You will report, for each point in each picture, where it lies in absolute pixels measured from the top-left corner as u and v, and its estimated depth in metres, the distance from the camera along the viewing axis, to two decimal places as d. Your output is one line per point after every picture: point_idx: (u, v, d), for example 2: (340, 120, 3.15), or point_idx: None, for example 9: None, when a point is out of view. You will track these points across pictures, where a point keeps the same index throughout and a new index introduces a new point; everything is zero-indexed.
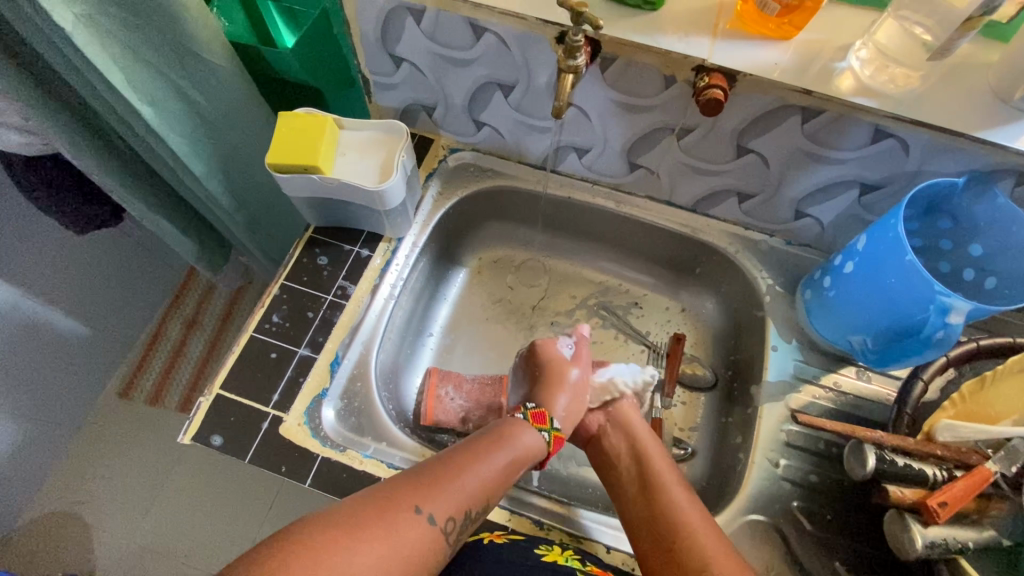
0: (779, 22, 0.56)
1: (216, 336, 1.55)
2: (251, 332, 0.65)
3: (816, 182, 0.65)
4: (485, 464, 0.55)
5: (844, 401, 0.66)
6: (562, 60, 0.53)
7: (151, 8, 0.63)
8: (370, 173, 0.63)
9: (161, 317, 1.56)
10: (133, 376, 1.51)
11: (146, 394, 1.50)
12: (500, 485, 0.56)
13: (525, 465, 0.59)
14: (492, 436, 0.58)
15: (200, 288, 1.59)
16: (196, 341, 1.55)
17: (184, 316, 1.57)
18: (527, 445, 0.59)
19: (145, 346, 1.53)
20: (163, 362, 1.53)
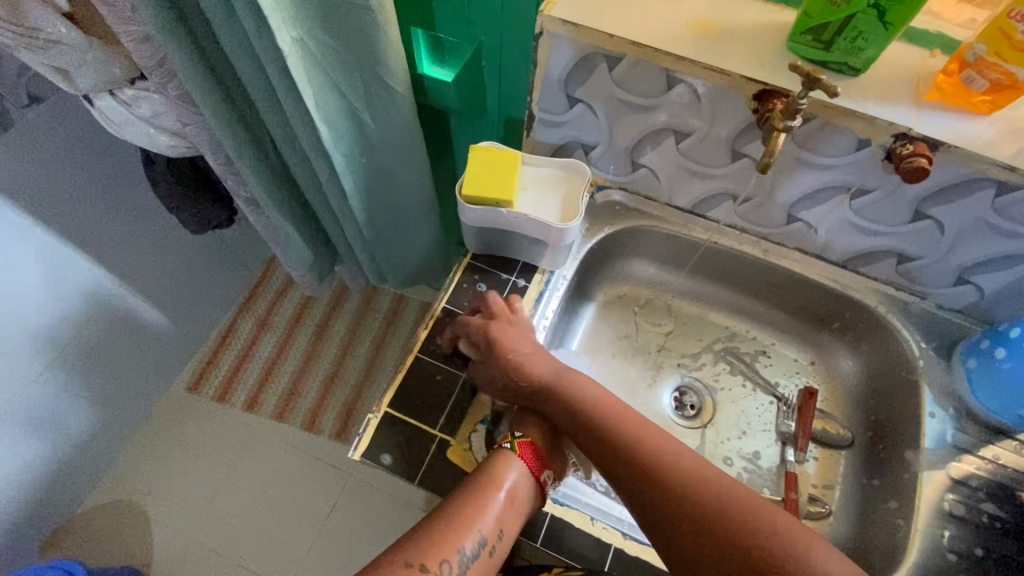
0: (983, 98, 0.57)
1: (286, 339, 1.55)
2: (416, 353, 0.67)
3: (990, 253, 0.65)
4: (480, 512, 0.55)
5: (1005, 474, 0.65)
6: (778, 119, 0.54)
7: (359, 44, 0.66)
8: (552, 210, 0.65)
9: (233, 316, 1.57)
10: (202, 372, 1.51)
11: (214, 390, 1.49)
12: (507, 534, 0.56)
13: (522, 498, 0.57)
14: (482, 485, 0.56)
15: (274, 291, 1.60)
16: (267, 340, 1.54)
17: (256, 315, 1.58)
18: (517, 487, 0.57)
19: (218, 342, 1.54)
20: (233, 359, 1.52)
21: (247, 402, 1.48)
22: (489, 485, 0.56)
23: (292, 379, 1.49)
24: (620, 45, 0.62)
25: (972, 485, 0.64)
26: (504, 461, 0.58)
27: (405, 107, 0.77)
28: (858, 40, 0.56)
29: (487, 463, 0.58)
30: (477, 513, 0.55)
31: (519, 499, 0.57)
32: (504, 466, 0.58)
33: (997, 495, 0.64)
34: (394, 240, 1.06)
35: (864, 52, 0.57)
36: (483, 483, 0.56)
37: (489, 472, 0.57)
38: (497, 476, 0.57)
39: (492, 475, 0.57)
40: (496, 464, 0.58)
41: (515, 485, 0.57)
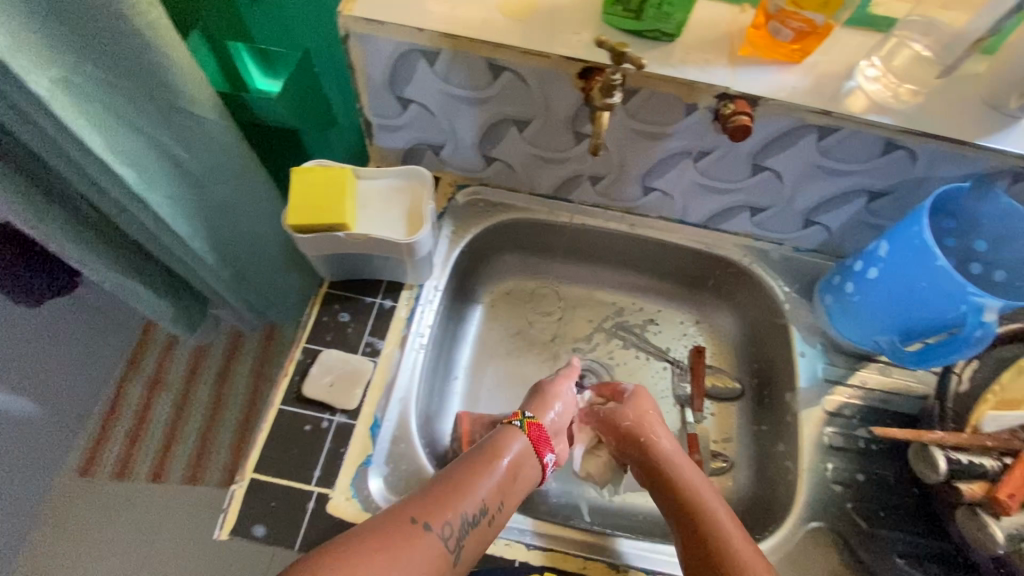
0: (791, 48, 0.58)
1: (183, 397, 1.37)
2: (279, 405, 0.61)
3: (828, 193, 0.68)
4: (479, 477, 0.55)
5: (872, 397, 0.69)
6: (597, 99, 0.53)
7: (144, 73, 0.58)
8: (397, 225, 0.60)
9: (118, 382, 1.38)
10: (92, 453, 1.32)
11: (111, 468, 1.31)
12: (506, 499, 0.56)
13: (524, 471, 0.58)
14: (487, 452, 0.57)
15: (160, 349, 1.42)
16: (163, 402, 1.36)
17: (146, 376, 1.39)
18: (520, 456, 0.58)
19: (104, 416, 1.35)
20: (128, 429, 1.34)
21: (151, 473, 1.30)
22: (491, 453, 0.57)
23: (197, 436, 1.32)
24: (433, 38, 0.58)
25: (846, 415, 0.68)
26: (508, 433, 0.59)
27: (219, 129, 0.70)
28: (663, 6, 0.55)
29: (492, 436, 0.59)
30: (477, 477, 0.55)
31: (521, 468, 0.58)
32: (509, 437, 0.59)
33: (869, 419, 0.68)
34: (262, 271, 0.96)
35: (674, 16, 0.56)
36: (483, 451, 0.57)
37: (491, 443, 0.58)
38: (501, 446, 0.58)
39: (496, 445, 0.58)
40: (501, 435, 0.59)
41: (516, 457, 0.58)
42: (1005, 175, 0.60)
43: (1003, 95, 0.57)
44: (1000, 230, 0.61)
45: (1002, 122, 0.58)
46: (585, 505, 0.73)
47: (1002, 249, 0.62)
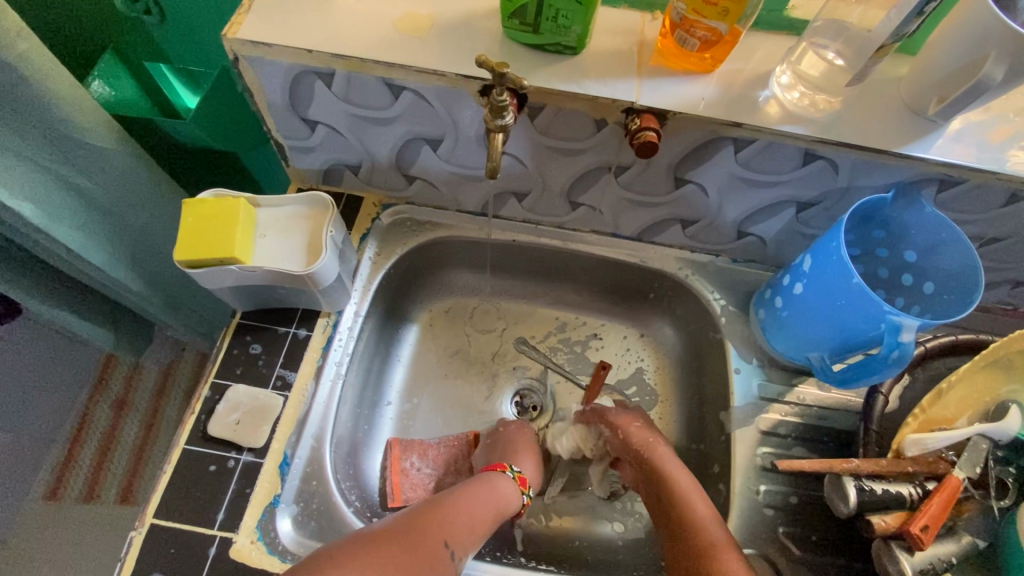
0: (700, 56, 0.55)
1: (153, 417, 1.18)
2: (183, 444, 0.59)
3: (756, 205, 0.65)
4: (482, 503, 0.58)
5: (810, 413, 0.66)
6: (489, 121, 0.51)
7: (21, 98, 0.55)
8: (298, 255, 0.59)
9: (83, 401, 1.18)
10: (60, 473, 1.14)
11: (78, 492, 1.13)
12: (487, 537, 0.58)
13: (508, 508, 0.61)
14: (480, 488, 0.60)
15: (128, 365, 1.20)
16: (133, 422, 1.17)
17: (113, 396, 1.19)
18: (509, 495, 0.61)
19: (71, 437, 1.16)
20: (95, 451, 1.15)
21: (122, 494, 1.13)
22: (485, 488, 0.60)
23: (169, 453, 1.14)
24: (324, 59, 0.55)
25: (781, 434, 0.65)
26: (497, 475, 0.62)
27: (126, 158, 0.69)
28: (559, 18, 0.52)
29: (490, 471, 0.62)
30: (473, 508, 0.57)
31: (508, 505, 0.61)
32: (498, 478, 0.62)
33: (804, 437, 0.65)
34: (197, 298, 0.92)
35: (572, 29, 0.53)
36: (478, 487, 0.60)
37: (493, 477, 0.62)
38: (500, 478, 0.62)
39: (491, 479, 0.62)
40: (498, 471, 0.63)
41: (505, 498, 0.61)
42: (931, 183, 0.57)
43: (921, 101, 0.54)
44: (928, 239, 0.59)
45: (923, 128, 0.55)
46: (519, 533, 0.70)
47: (931, 259, 0.60)
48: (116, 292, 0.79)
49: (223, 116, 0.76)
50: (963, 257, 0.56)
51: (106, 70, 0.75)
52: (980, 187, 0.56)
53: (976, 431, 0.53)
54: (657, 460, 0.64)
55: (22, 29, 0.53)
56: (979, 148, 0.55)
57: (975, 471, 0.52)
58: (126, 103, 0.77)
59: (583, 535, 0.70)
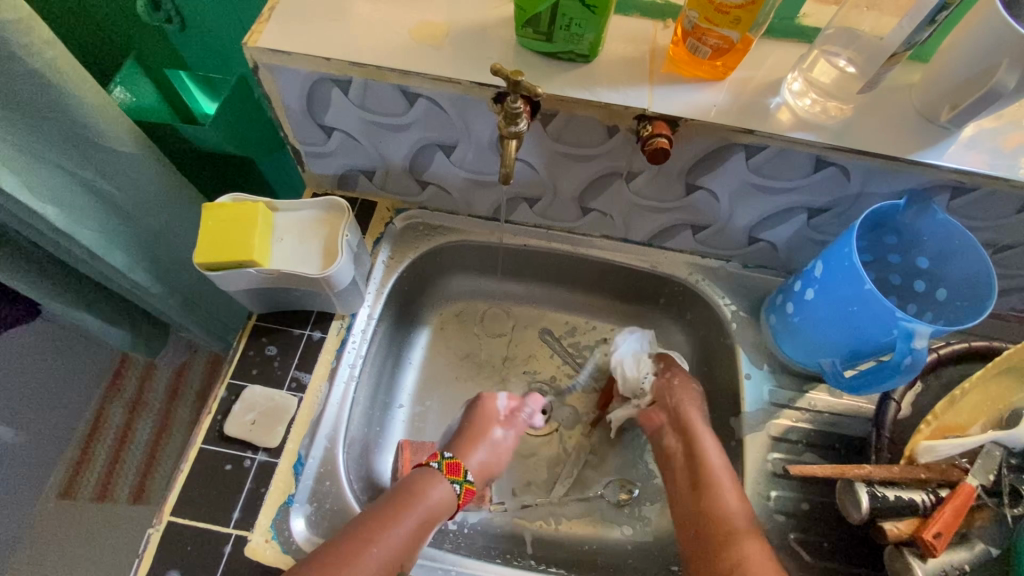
0: (712, 64, 0.56)
1: (166, 417, 1.19)
2: (201, 443, 0.60)
3: (767, 211, 0.65)
4: (398, 521, 0.55)
5: (821, 419, 0.66)
6: (502, 128, 0.51)
7: (48, 105, 0.56)
8: (313, 259, 0.61)
9: (99, 401, 1.19)
10: (74, 472, 1.15)
11: (91, 490, 1.14)
12: (409, 553, 0.56)
13: (435, 523, 0.58)
14: (399, 503, 0.57)
15: (141, 366, 1.22)
16: (145, 423, 1.18)
17: (126, 398, 1.20)
18: (438, 502, 0.59)
19: (85, 437, 1.17)
20: (109, 450, 1.16)
21: (133, 493, 1.14)
22: (405, 503, 0.57)
23: (181, 454, 1.16)
24: (341, 67, 0.56)
25: (792, 440, 0.65)
26: (428, 480, 0.60)
27: (145, 164, 0.70)
28: (572, 27, 0.53)
29: (408, 482, 0.60)
30: (383, 532, 0.54)
31: (434, 521, 0.58)
32: (427, 483, 0.60)
33: (815, 444, 0.64)
34: (213, 299, 0.93)
35: (585, 37, 0.54)
36: (398, 501, 0.57)
37: (412, 488, 0.59)
38: (422, 491, 0.59)
39: (412, 492, 0.58)
40: (423, 480, 0.60)
41: (432, 507, 0.58)
42: (944, 190, 0.57)
43: (934, 108, 0.54)
44: (940, 246, 0.59)
45: (935, 135, 0.55)
46: (530, 535, 0.70)
47: (944, 266, 0.60)
48: (134, 293, 0.81)
49: (242, 122, 0.77)
50: (977, 263, 0.56)
51: (126, 75, 0.76)
52: (994, 194, 0.56)
53: (989, 438, 0.53)
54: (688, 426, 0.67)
55: (50, 38, 0.55)
56: (991, 154, 0.55)
57: (988, 478, 0.51)
58: (150, 108, 0.78)
59: (592, 538, 0.71)
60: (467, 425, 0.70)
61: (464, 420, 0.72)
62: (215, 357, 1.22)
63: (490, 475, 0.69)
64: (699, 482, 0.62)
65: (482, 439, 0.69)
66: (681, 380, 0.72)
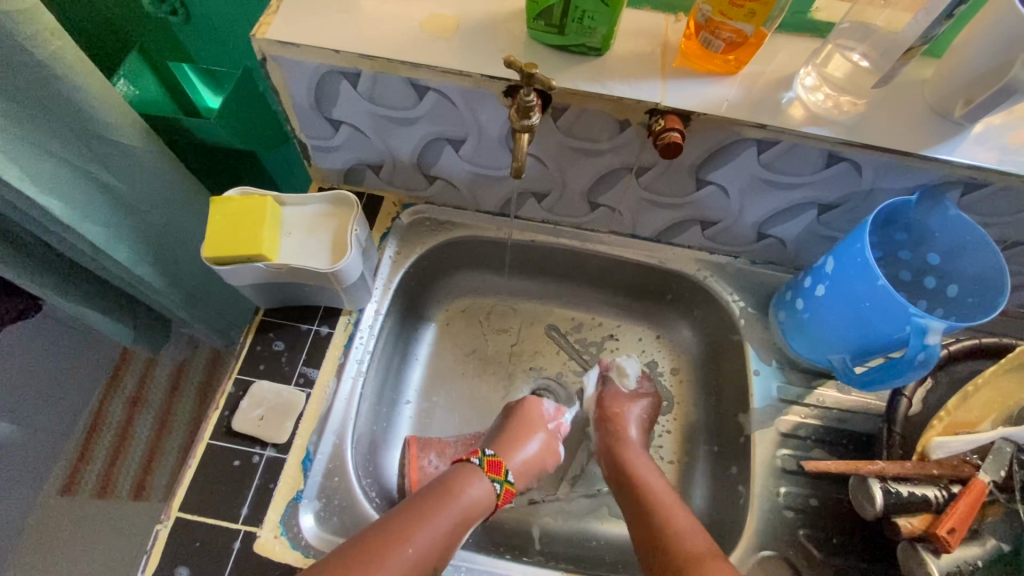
0: (724, 58, 0.56)
1: (166, 413, 1.18)
2: (208, 438, 0.60)
3: (777, 206, 0.65)
4: (437, 517, 0.54)
5: (830, 416, 0.66)
6: (515, 121, 0.51)
7: (53, 97, 0.56)
8: (321, 254, 0.60)
9: (101, 397, 1.20)
10: (76, 467, 1.15)
11: (93, 486, 1.14)
12: (445, 552, 0.54)
13: (474, 520, 0.57)
14: (441, 498, 0.56)
15: (142, 361, 1.22)
16: (145, 419, 1.18)
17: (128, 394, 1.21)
18: (475, 498, 0.58)
19: (87, 433, 1.17)
20: (111, 445, 1.16)
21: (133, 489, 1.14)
22: (446, 498, 0.56)
23: (181, 451, 1.15)
24: (351, 60, 0.56)
25: (801, 436, 0.65)
26: (471, 475, 0.60)
27: (148, 155, 0.69)
28: (585, 20, 0.53)
29: (451, 476, 0.59)
30: (424, 526, 0.53)
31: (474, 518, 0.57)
32: (468, 478, 0.59)
33: (824, 440, 0.64)
34: (216, 295, 0.92)
35: (597, 30, 0.54)
36: (441, 495, 0.56)
37: (453, 483, 0.58)
38: (461, 487, 0.58)
39: (454, 486, 0.58)
40: (464, 475, 0.60)
41: (473, 505, 0.57)
42: (956, 186, 0.57)
43: (947, 104, 0.54)
44: (952, 242, 0.59)
45: (948, 131, 0.55)
46: (537, 532, 0.70)
47: (955, 262, 0.60)
48: (137, 288, 0.80)
49: (247, 115, 0.77)
50: (990, 259, 0.56)
51: (130, 69, 0.74)
52: (1006, 190, 0.56)
53: (1000, 434, 0.53)
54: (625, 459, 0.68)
55: (55, 29, 0.54)
56: (1004, 150, 0.55)
57: (1000, 473, 0.52)
58: (154, 104, 0.77)
59: (599, 534, 0.71)
60: (510, 423, 0.69)
61: (504, 417, 0.70)
62: (213, 354, 1.22)
63: (530, 474, 0.67)
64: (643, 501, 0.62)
65: (523, 440, 0.67)
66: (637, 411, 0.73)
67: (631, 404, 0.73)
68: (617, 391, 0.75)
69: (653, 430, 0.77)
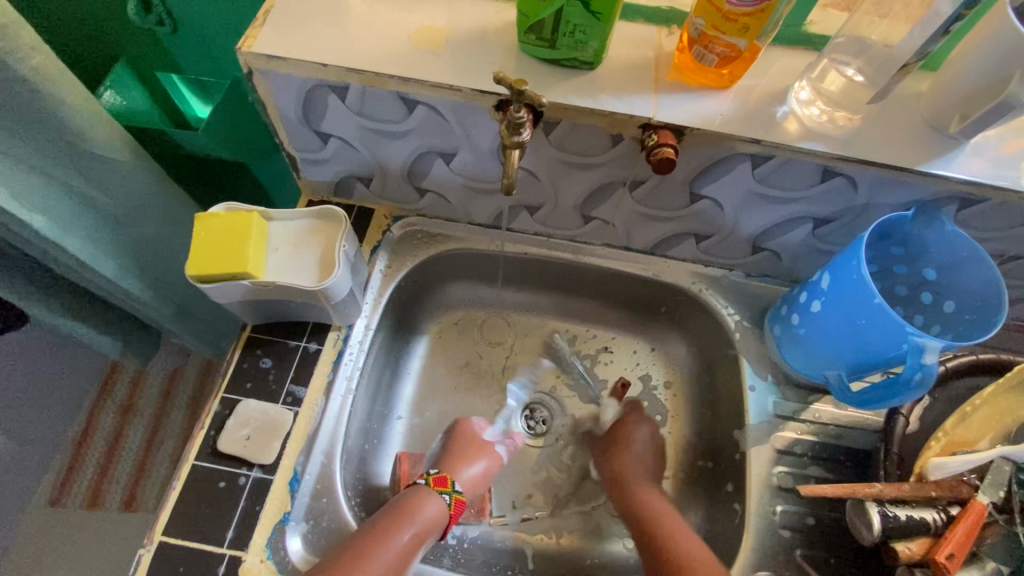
0: (718, 72, 0.55)
1: (156, 424, 1.17)
2: (193, 459, 0.58)
3: (772, 220, 0.64)
4: (393, 537, 0.54)
5: (826, 432, 0.65)
6: (506, 137, 0.50)
7: (34, 112, 0.55)
8: (308, 271, 0.59)
9: (89, 409, 1.16)
10: (64, 480, 1.12)
11: (81, 498, 1.12)
12: (404, 571, 0.54)
13: (428, 538, 0.57)
14: (396, 518, 0.56)
15: (131, 372, 1.19)
16: (135, 430, 1.16)
17: (117, 404, 1.18)
18: (430, 518, 0.58)
19: (75, 444, 1.14)
20: (99, 457, 1.14)
21: (123, 502, 1.12)
22: (400, 517, 0.56)
23: (173, 461, 1.13)
24: (339, 74, 0.55)
25: (797, 453, 0.64)
26: (424, 496, 0.59)
27: (142, 170, 0.69)
28: (576, 34, 0.52)
29: (402, 499, 0.58)
30: (382, 547, 0.53)
31: (427, 537, 0.57)
32: (420, 498, 0.59)
33: (820, 457, 0.63)
34: (206, 307, 0.91)
35: (589, 44, 0.53)
36: (395, 515, 0.56)
37: (406, 504, 0.58)
38: (415, 508, 0.57)
39: (405, 508, 0.57)
40: (417, 494, 0.59)
41: (427, 523, 0.57)
42: (952, 201, 0.56)
43: (943, 119, 0.54)
44: (948, 257, 0.58)
45: (944, 146, 0.54)
46: (531, 550, 0.69)
47: (952, 278, 0.59)
48: (123, 301, 0.78)
49: (236, 127, 0.75)
50: (986, 275, 0.55)
51: (117, 81, 0.75)
52: (1003, 205, 0.56)
53: (998, 454, 0.52)
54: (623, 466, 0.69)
55: (36, 42, 0.53)
56: (1000, 165, 0.54)
57: (998, 495, 0.51)
58: (142, 113, 0.76)
59: (594, 552, 0.69)
60: (448, 444, 0.68)
61: (444, 438, 0.70)
62: (205, 364, 1.20)
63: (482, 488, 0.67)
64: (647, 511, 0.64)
65: (469, 458, 0.67)
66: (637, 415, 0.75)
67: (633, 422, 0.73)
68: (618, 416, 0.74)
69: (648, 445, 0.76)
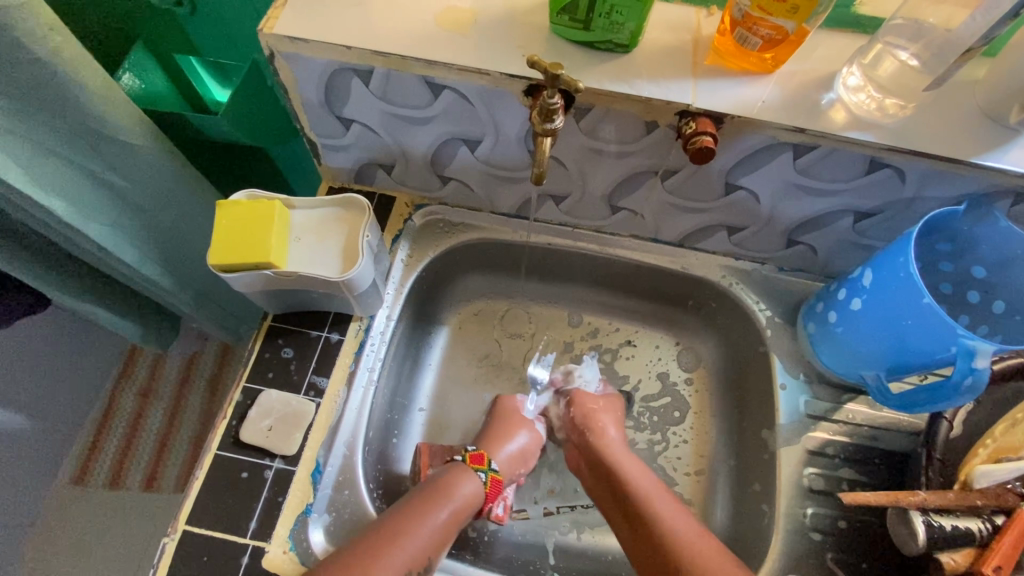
0: (760, 56, 0.52)
1: (176, 406, 1.17)
2: (216, 449, 0.58)
3: (810, 213, 0.61)
4: (435, 510, 0.55)
5: (860, 433, 0.63)
6: (537, 124, 0.48)
7: (52, 94, 0.53)
8: (332, 260, 0.58)
9: (110, 389, 1.19)
10: (88, 459, 1.14)
11: (104, 476, 1.13)
12: (446, 543, 0.55)
13: (467, 514, 0.58)
14: (434, 494, 0.57)
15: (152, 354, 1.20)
16: (155, 412, 1.17)
17: (137, 385, 1.19)
18: (467, 497, 0.58)
19: (98, 425, 1.16)
20: (122, 437, 1.15)
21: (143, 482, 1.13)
22: (440, 492, 0.57)
23: (192, 444, 1.14)
24: (363, 56, 0.53)
25: (829, 454, 0.62)
26: (457, 474, 0.60)
27: (155, 153, 0.67)
28: (613, 15, 0.49)
29: (440, 477, 0.59)
30: (425, 517, 0.54)
31: (464, 515, 0.57)
32: (459, 475, 0.60)
33: (853, 459, 0.62)
34: (225, 293, 0.90)
35: (625, 26, 0.50)
36: (425, 496, 0.56)
37: (446, 480, 0.59)
38: (455, 485, 0.59)
39: (443, 489, 0.58)
40: (456, 473, 0.60)
41: (462, 500, 0.58)
42: (1007, 196, 0.53)
43: (1002, 107, 0.50)
44: (998, 254, 0.55)
45: (1001, 136, 0.51)
46: (551, 544, 0.69)
47: (1003, 276, 0.56)
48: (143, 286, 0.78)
49: (256, 110, 0.74)
50: None
51: (135, 62, 0.72)
52: None
53: None
54: (595, 445, 0.66)
55: (55, 23, 0.51)
56: None
57: None
58: (161, 99, 0.75)
59: (616, 549, 0.68)
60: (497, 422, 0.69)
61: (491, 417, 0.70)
62: (223, 348, 1.20)
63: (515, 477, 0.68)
64: (626, 495, 0.61)
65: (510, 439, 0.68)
66: (602, 399, 0.72)
67: (602, 408, 0.70)
68: (587, 393, 0.72)
69: (672, 441, 0.74)
